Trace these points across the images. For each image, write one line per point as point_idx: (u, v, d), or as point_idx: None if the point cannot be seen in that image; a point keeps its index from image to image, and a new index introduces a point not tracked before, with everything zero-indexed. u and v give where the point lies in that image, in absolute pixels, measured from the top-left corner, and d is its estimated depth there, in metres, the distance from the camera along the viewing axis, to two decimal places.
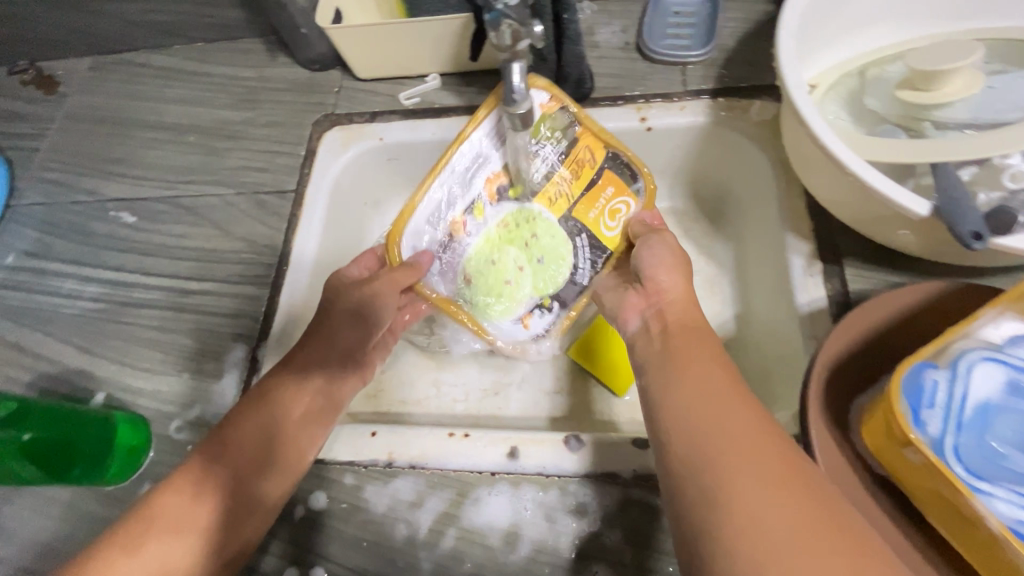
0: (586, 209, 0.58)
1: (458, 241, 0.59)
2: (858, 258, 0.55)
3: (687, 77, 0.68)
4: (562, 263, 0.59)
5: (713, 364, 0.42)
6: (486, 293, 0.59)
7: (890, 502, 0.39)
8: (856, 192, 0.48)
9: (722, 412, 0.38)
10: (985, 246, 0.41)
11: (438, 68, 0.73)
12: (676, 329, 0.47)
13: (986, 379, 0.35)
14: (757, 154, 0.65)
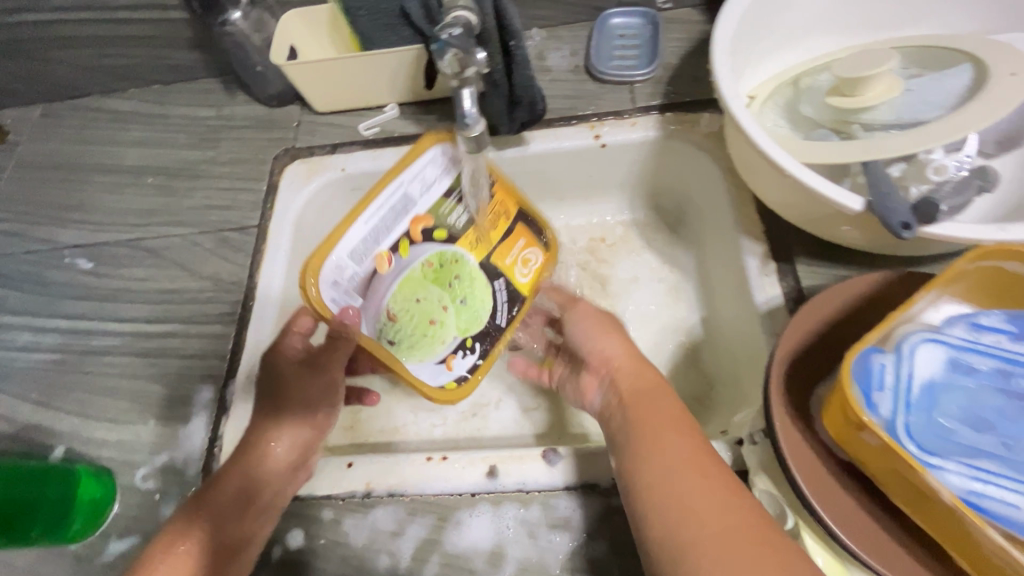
0: (500, 261, 0.62)
1: (382, 280, 0.55)
2: (808, 255, 0.57)
3: (636, 95, 0.72)
4: (482, 304, 0.60)
5: (680, 435, 0.44)
6: (409, 335, 0.57)
7: (854, 484, 0.41)
8: (798, 193, 0.50)
9: (695, 485, 0.40)
10: (914, 235, 0.44)
11: (396, 98, 0.74)
12: (634, 400, 0.49)
13: (929, 359, 0.37)
14: (707, 163, 0.68)
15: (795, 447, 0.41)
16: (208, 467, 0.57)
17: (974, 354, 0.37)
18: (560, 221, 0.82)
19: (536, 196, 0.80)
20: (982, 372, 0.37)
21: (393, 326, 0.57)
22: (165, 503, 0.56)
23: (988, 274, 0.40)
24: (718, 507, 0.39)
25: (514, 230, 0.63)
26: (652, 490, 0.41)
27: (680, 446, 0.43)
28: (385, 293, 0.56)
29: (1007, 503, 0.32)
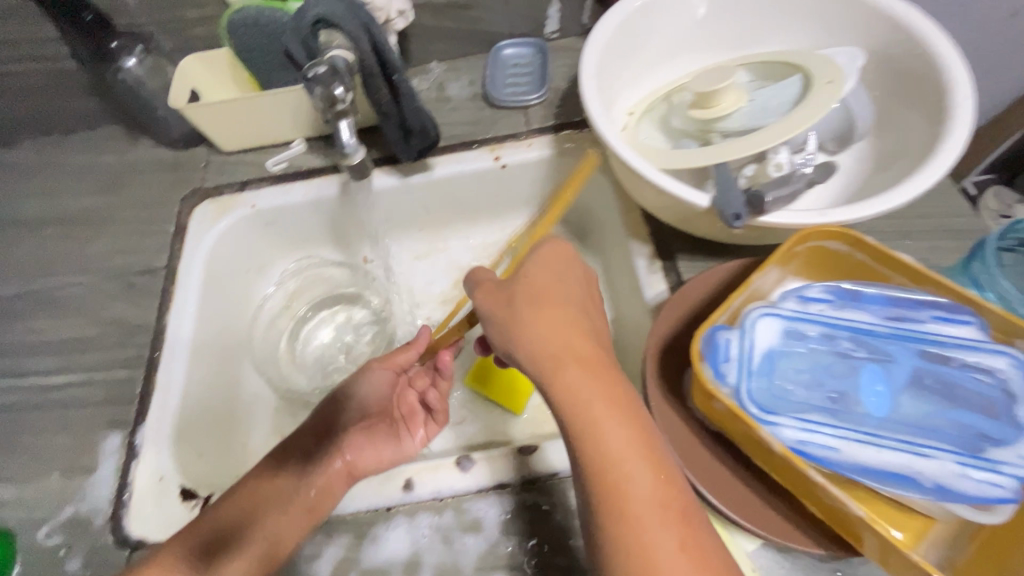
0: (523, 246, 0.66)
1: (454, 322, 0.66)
2: (688, 252, 0.63)
3: (531, 118, 0.77)
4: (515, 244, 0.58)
5: (629, 425, 0.40)
6: (474, 307, 0.63)
7: (723, 451, 0.45)
8: (663, 196, 0.56)
9: (647, 503, 0.38)
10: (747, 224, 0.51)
11: (302, 133, 0.76)
12: (567, 378, 0.42)
13: (769, 331, 0.41)
14: (598, 177, 0.74)
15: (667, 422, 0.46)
16: (117, 515, 0.55)
17: (805, 322, 0.42)
18: (475, 241, 0.86)
19: (449, 219, 0.84)
20: (813, 337, 0.41)
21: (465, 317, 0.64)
22: (70, 559, 0.54)
23: (813, 252, 0.45)
24: (663, 521, 0.37)
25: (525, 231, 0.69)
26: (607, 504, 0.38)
27: (624, 439, 0.40)
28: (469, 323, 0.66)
29: (830, 449, 0.37)
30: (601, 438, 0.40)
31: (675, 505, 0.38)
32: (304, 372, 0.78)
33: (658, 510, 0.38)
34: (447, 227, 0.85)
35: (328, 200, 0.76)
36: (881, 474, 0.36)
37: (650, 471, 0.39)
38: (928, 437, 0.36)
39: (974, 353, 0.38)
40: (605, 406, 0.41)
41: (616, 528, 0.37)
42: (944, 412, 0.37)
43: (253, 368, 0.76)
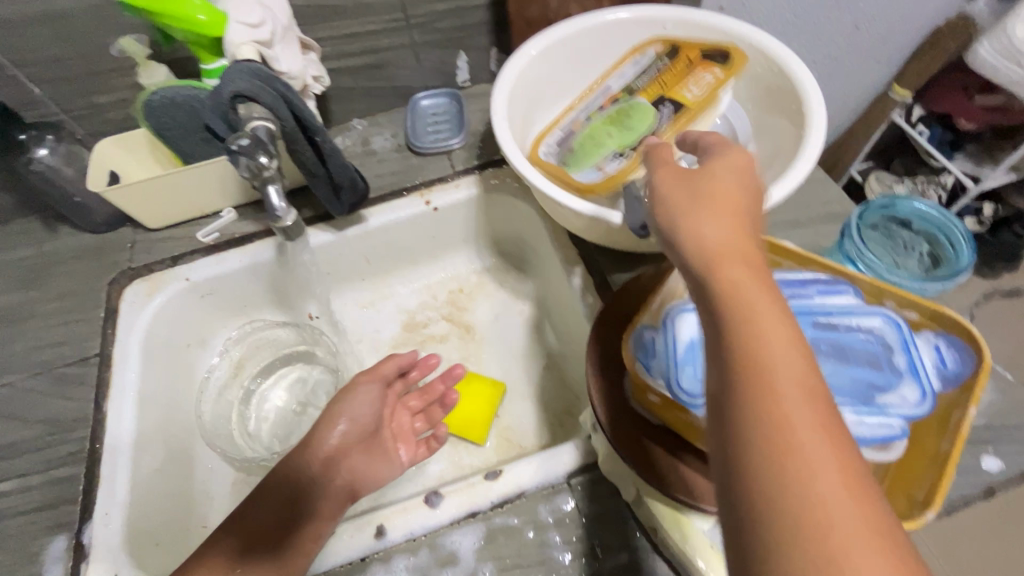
0: (673, 93, 0.69)
1: (574, 135, 0.70)
2: (614, 265, 0.68)
3: (455, 161, 0.81)
4: (644, 122, 0.68)
5: (814, 394, 0.29)
6: (581, 151, 0.69)
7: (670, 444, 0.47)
8: (581, 217, 0.61)
9: (830, 464, 0.27)
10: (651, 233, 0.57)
11: (231, 202, 0.77)
12: (758, 331, 0.31)
13: (691, 323, 0.45)
14: (525, 208, 0.79)
15: (614, 420, 0.49)
16: None
17: None
18: (418, 283, 0.89)
19: (390, 265, 0.86)
20: None
21: (568, 155, 0.69)
22: None
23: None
24: (858, 530, 0.26)
25: (669, 82, 0.70)
26: (755, 479, 0.28)
27: (811, 413, 0.29)
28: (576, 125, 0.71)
29: None
30: (777, 402, 0.29)
31: (880, 523, 0.26)
32: (259, 437, 0.78)
33: (854, 515, 0.26)
34: (390, 273, 0.87)
35: (265, 263, 0.77)
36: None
37: (833, 446, 0.28)
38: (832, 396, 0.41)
39: (854, 317, 0.44)
40: (790, 356, 0.30)
41: (773, 485, 0.27)
42: (842, 371, 0.42)
43: (204, 445, 0.74)
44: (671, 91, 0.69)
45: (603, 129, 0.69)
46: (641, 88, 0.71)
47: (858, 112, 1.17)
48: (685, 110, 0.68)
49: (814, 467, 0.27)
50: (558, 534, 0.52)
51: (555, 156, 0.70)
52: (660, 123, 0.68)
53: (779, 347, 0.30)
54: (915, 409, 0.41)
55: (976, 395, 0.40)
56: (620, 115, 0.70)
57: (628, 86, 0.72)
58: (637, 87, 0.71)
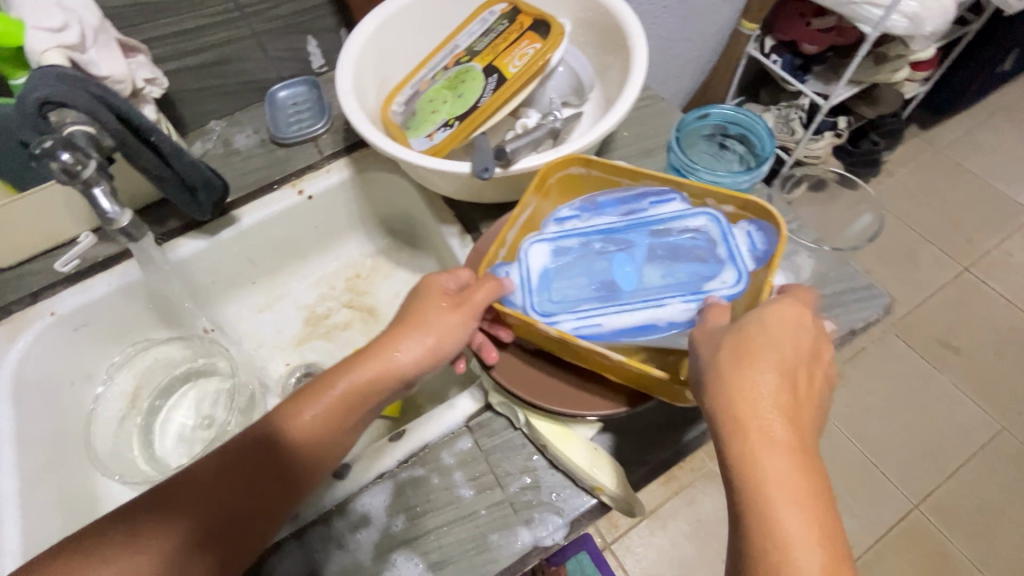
0: (500, 61, 0.66)
1: (419, 94, 0.71)
2: (489, 220, 0.71)
3: (323, 147, 0.81)
4: (472, 95, 0.66)
5: (798, 412, 0.36)
6: (419, 119, 0.68)
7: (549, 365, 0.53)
8: (439, 175, 0.63)
9: (789, 487, 0.33)
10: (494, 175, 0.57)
11: (87, 225, 0.73)
12: (787, 329, 0.38)
13: (540, 254, 0.50)
14: (399, 182, 0.80)
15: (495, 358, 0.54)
16: None
17: (565, 239, 0.51)
18: (313, 276, 0.88)
19: (279, 263, 0.85)
20: (574, 249, 0.50)
21: (414, 117, 0.69)
22: None
23: (564, 179, 0.56)
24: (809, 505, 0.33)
25: (519, 38, 0.67)
26: (748, 464, 0.34)
27: (786, 415, 0.35)
28: (418, 95, 0.71)
29: (596, 327, 0.46)
30: (768, 415, 0.35)
31: (820, 494, 0.34)
32: (168, 459, 0.75)
33: (813, 497, 0.33)
34: (281, 272, 0.86)
35: (138, 282, 0.73)
36: (639, 326, 0.45)
37: (809, 493, 0.33)
38: (665, 288, 0.47)
39: (684, 218, 0.50)
40: (773, 412, 0.35)
41: (756, 516, 0.33)
42: (674, 268, 0.48)
43: (106, 477, 0.71)
44: (501, 55, 0.67)
45: (440, 96, 0.69)
46: (480, 51, 0.69)
47: (713, 51, 1.26)
48: (505, 74, 0.65)
49: (783, 493, 0.33)
50: (463, 474, 0.54)
51: (404, 116, 0.71)
52: (488, 89, 0.65)
53: (775, 360, 0.36)
54: (733, 287, 0.45)
55: (778, 265, 0.46)
56: (455, 81, 0.69)
57: (470, 47, 0.70)
58: (476, 49, 0.69)
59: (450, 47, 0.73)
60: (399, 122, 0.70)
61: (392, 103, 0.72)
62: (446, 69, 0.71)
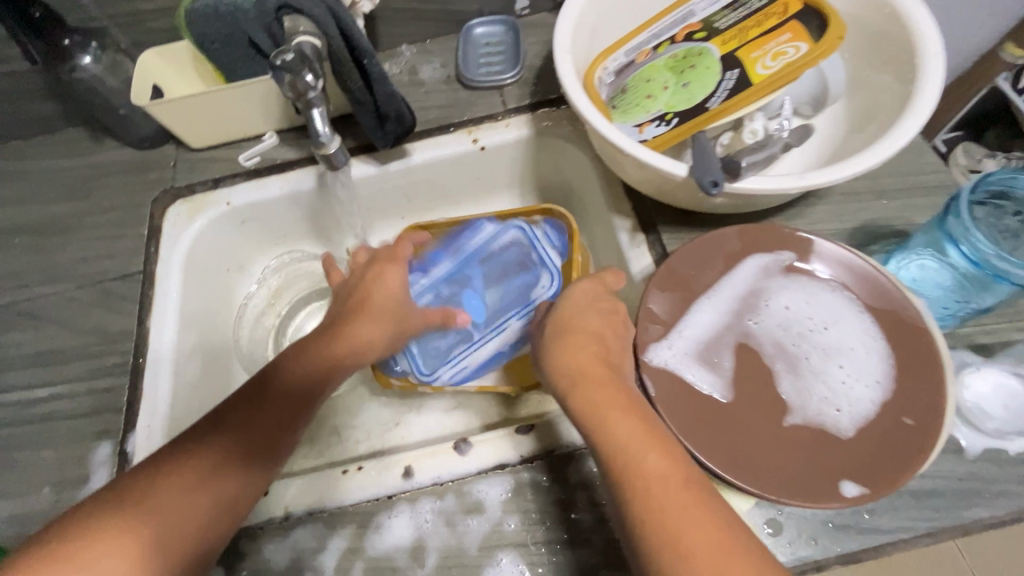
0: (743, 52, 0.57)
1: (633, 66, 0.63)
2: (670, 223, 0.63)
3: (507, 98, 0.76)
4: (703, 89, 0.57)
5: (648, 440, 0.41)
6: (629, 101, 0.61)
7: (727, 426, 0.45)
8: (641, 167, 0.56)
9: (662, 498, 0.38)
10: (722, 192, 0.50)
11: (273, 125, 0.74)
12: (591, 398, 0.45)
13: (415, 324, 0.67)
14: (578, 154, 0.74)
15: (665, 392, 0.46)
16: None
17: (431, 287, 0.70)
18: None
19: (430, 204, 0.83)
20: (438, 283, 0.70)
21: (624, 93, 0.62)
22: None
23: None
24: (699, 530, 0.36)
25: (778, 27, 0.57)
26: (622, 502, 0.39)
27: (636, 441, 0.41)
28: (631, 70, 0.63)
29: (504, 338, 0.67)
30: (619, 449, 0.41)
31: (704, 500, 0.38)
32: None
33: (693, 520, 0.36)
34: (430, 212, 0.84)
35: (306, 193, 0.75)
36: (490, 360, 0.67)
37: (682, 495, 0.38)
38: (504, 308, 0.69)
39: (490, 248, 0.71)
40: (634, 427, 0.42)
41: (648, 539, 0.37)
42: (506, 286, 0.70)
43: (241, 368, 0.77)
44: (748, 45, 0.58)
45: (660, 75, 0.61)
46: (723, 31, 0.60)
47: None
48: (748, 72, 0.56)
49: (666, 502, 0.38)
50: (585, 495, 0.51)
51: (610, 89, 0.64)
52: (724, 87, 0.56)
53: (606, 434, 0.42)
54: (549, 288, 0.67)
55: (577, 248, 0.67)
56: (683, 62, 0.60)
57: (711, 23, 0.61)
58: (718, 28, 0.60)
59: (683, 15, 0.64)
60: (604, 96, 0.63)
61: (601, 67, 0.64)
62: (673, 44, 0.62)
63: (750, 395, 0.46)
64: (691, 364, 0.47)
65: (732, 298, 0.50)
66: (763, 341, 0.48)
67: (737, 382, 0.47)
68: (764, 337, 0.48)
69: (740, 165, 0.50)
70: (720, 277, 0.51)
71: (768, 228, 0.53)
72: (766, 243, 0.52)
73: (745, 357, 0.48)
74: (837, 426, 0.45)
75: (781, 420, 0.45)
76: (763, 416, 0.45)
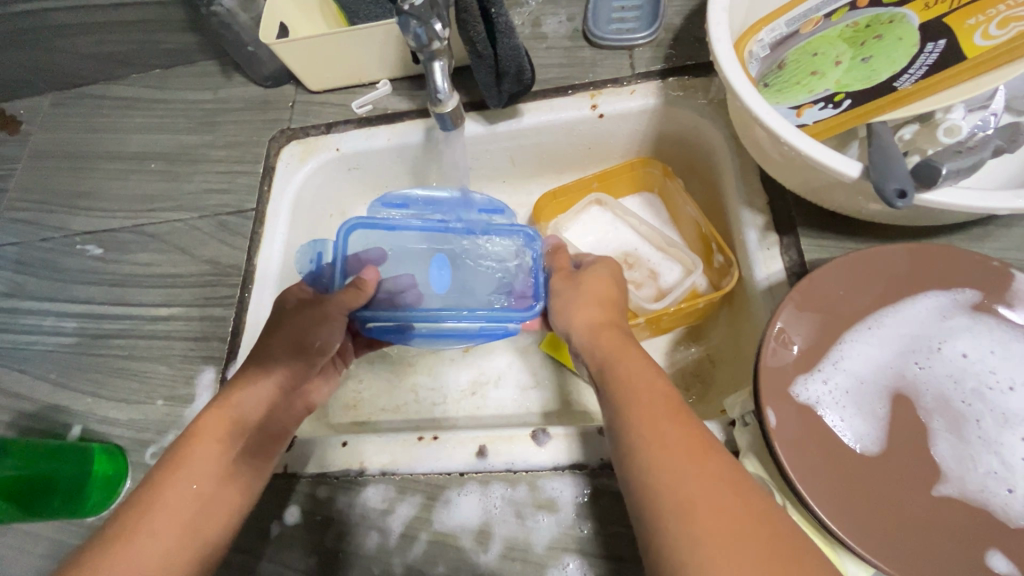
0: (955, 18, 0.46)
1: (799, 37, 0.53)
2: (813, 227, 0.54)
3: (637, 60, 0.67)
4: (890, 66, 0.47)
5: (674, 429, 0.39)
6: (785, 79, 0.51)
7: (860, 483, 0.38)
8: (795, 160, 0.47)
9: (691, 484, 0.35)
10: (911, 203, 0.40)
11: (389, 73, 0.73)
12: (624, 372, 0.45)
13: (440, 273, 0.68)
14: (711, 132, 0.65)
15: (788, 430, 0.39)
16: None
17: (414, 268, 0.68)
18: None
19: (534, 171, 0.78)
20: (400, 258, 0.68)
21: (783, 69, 0.52)
22: None
23: (555, 202, 0.76)
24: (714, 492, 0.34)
25: None
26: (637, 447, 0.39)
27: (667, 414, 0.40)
28: (793, 44, 0.53)
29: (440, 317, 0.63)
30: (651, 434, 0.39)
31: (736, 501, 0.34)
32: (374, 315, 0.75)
33: (722, 495, 0.34)
34: (532, 178, 0.79)
35: (412, 147, 0.73)
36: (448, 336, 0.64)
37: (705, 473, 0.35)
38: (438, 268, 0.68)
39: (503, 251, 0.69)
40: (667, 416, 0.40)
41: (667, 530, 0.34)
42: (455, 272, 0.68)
43: None
44: (962, 8, 0.46)
45: (832, 48, 0.50)
46: None
47: None
48: (959, 44, 0.44)
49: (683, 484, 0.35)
50: None
51: (765, 64, 0.54)
52: (922, 63, 0.45)
53: (640, 404, 0.41)
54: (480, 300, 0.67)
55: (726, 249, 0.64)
56: (865, 36, 0.49)
57: None
58: None
59: None
60: (758, 72, 0.54)
61: (754, 38, 0.54)
62: (853, 9, 0.51)
63: (897, 450, 0.39)
64: (834, 403, 0.40)
65: (890, 334, 0.42)
66: (923, 390, 0.40)
67: (884, 433, 0.39)
68: (925, 386, 0.40)
69: (942, 170, 0.39)
70: (873, 305, 0.43)
71: (955, 249, 0.43)
72: (945, 271, 0.43)
73: (896, 406, 0.40)
74: (1006, 510, 0.36)
75: (929, 487, 0.37)
76: (906, 478, 0.38)
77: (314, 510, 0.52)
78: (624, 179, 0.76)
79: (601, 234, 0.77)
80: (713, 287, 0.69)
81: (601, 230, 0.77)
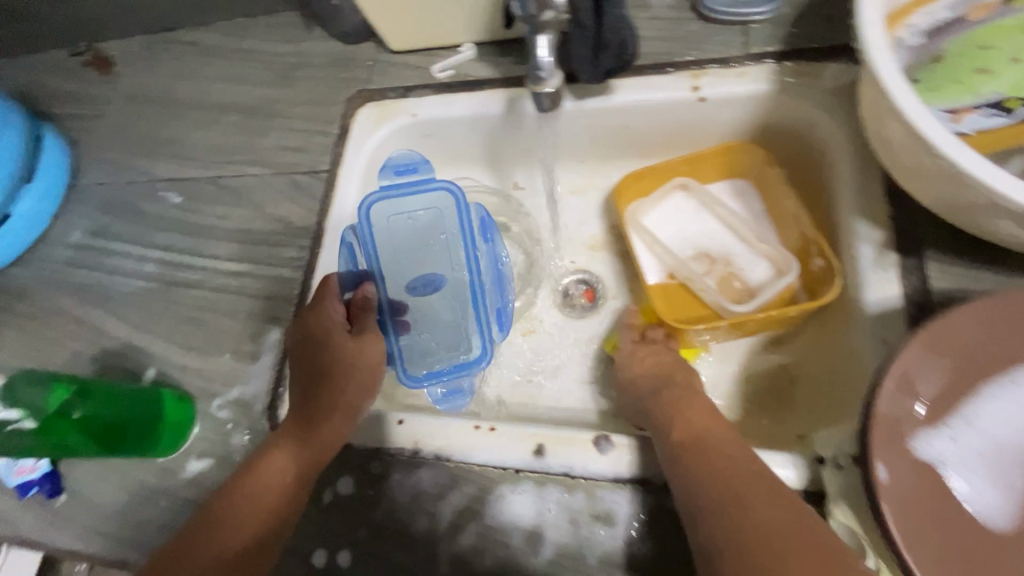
0: None
1: (961, 25, 0.46)
2: (942, 253, 0.48)
3: (751, 39, 0.60)
4: None
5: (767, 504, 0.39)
6: (944, 75, 0.45)
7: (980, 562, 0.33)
8: (944, 175, 0.41)
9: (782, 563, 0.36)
10: None
11: (474, 37, 0.69)
12: (708, 450, 0.45)
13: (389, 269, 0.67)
14: (828, 127, 0.58)
15: (899, 489, 0.34)
16: (274, 405, 0.60)
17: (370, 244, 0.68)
18: None
19: (616, 153, 0.72)
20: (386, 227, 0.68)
21: (940, 62, 0.45)
22: (235, 433, 0.60)
23: (636, 188, 0.71)
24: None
25: None
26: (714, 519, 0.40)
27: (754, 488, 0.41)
28: (953, 33, 0.45)
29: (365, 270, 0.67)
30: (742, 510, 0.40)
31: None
32: None
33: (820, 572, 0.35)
34: (611, 160, 0.74)
35: (491, 118, 0.69)
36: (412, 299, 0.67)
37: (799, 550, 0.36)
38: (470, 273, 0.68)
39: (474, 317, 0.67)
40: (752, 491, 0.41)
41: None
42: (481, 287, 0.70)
43: None
44: None
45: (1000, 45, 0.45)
46: None
47: None
48: None
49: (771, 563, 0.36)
50: None
51: (916, 51, 0.46)
52: None
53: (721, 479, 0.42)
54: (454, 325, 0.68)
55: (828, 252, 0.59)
56: None
57: None
58: None
59: None
60: (910, 60, 0.46)
61: (905, 23, 0.45)
62: None
63: None
64: (961, 464, 0.35)
65: None
66: None
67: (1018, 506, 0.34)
68: None
69: None
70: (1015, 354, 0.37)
71: None
72: None
73: None
74: None
75: None
76: None
77: (367, 485, 0.52)
78: (717, 164, 0.70)
79: (686, 222, 0.71)
80: (808, 293, 0.63)
81: (685, 218, 0.72)
